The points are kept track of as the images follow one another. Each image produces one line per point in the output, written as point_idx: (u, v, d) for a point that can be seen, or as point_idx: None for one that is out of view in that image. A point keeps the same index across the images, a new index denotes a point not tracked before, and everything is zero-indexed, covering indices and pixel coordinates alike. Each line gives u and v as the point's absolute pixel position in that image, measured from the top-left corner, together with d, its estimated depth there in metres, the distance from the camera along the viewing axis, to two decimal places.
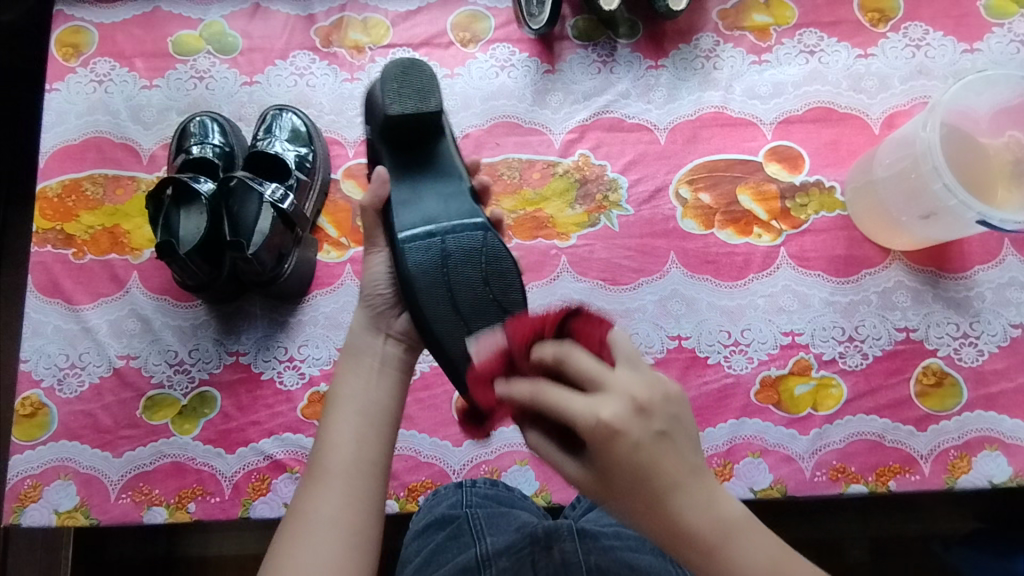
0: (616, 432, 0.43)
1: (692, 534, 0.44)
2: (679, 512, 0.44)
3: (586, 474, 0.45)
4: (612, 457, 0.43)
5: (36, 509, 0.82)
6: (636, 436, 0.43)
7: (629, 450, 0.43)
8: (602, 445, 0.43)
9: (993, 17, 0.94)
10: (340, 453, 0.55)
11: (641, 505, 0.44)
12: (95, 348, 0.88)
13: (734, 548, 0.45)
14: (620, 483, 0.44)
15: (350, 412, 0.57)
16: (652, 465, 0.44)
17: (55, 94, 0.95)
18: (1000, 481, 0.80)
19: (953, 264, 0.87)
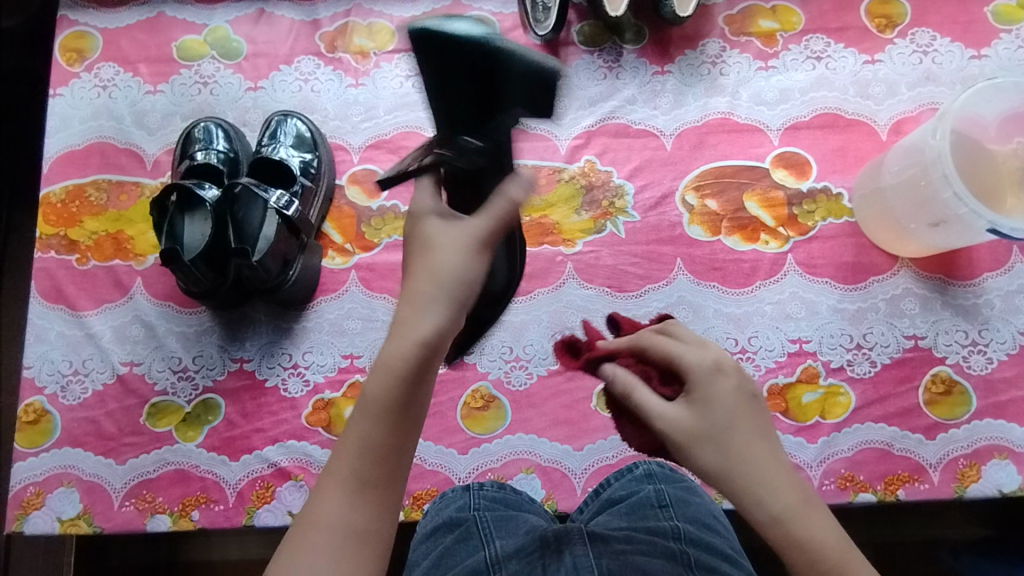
0: (717, 368, 0.54)
1: (766, 494, 0.49)
2: (759, 466, 0.51)
3: (687, 410, 0.53)
4: (712, 391, 0.53)
5: (39, 516, 0.82)
6: (732, 382, 0.54)
7: (727, 389, 0.53)
8: (704, 379, 0.54)
9: (1000, 23, 0.93)
10: (363, 462, 0.47)
11: (734, 442, 0.51)
12: (98, 355, 0.87)
13: (816, 517, 0.49)
14: (717, 414, 0.52)
15: (383, 420, 0.48)
16: (742, 413, 0.53)
17: (59, 99, 0.95)
18: (1010, 490, 0.79)
19: (962, 271, 0.86)
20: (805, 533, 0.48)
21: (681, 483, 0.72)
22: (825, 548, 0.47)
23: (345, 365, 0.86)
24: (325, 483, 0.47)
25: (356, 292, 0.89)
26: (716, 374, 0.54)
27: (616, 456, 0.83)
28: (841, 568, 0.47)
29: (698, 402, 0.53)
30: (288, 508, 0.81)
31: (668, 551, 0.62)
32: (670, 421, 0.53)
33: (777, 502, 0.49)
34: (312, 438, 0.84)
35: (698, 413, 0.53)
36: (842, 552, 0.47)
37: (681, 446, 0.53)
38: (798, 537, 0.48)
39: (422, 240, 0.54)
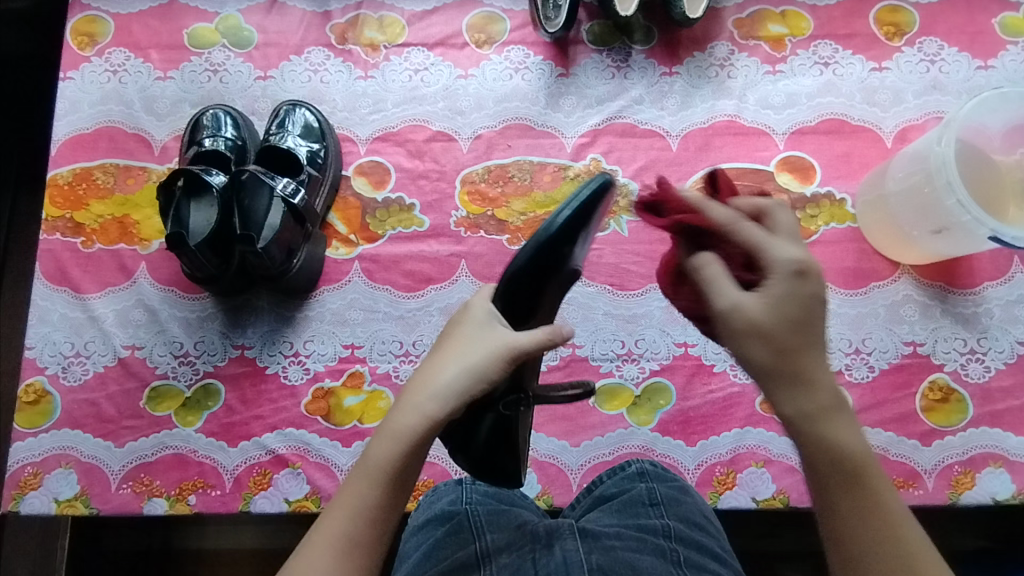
0: (801, 272, 0.53)
1: (836, 422, 0.52)
2: (820, 387, 0.53)
3: (761, 304, 0.53)
4: (796, 292, 0.53)
5: (36, 496, 0.82)
6: (813, 287, 0.53)
7: (792, 290, 0.53)
8: (788, 279, 0.53)
9: (1007, 35, 0.94)
10: (356, 521, 0.52)
11: (794, 342, 0.53)
12: (100, 338, 0.87)
13: (837, 425, 0.52)
14: (794, 314, 0.53)
15: (376, 483, 0.52)
16: (817, 326, 0.53)
17: (69, 82, 0.95)
18: (1003, 498, 0.79)
19: (963, 279, 0.87)
20: (830, 435, 0.52)
21: (673, 482, 0.73)
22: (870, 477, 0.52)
23: (346, 355, 0.87)
24: (320, 537, 0.51)
25: (358, 283, 0.89)
26: (798, 282, 0.53)
27: (613, 453, 0.83)
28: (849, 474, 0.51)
29: (772, 304, 0.53)
30: (285, 495, 0.82)
31: (657, 549, 0.62)
32: (744, 313, 0.53)
33: (852, 442, 0.52)
34: (310, 426, 0.84)
35: (762, 308, 0.53)
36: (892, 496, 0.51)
37: (739, 329, 0.53)
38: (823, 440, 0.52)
39: (464, 367, 0.55)
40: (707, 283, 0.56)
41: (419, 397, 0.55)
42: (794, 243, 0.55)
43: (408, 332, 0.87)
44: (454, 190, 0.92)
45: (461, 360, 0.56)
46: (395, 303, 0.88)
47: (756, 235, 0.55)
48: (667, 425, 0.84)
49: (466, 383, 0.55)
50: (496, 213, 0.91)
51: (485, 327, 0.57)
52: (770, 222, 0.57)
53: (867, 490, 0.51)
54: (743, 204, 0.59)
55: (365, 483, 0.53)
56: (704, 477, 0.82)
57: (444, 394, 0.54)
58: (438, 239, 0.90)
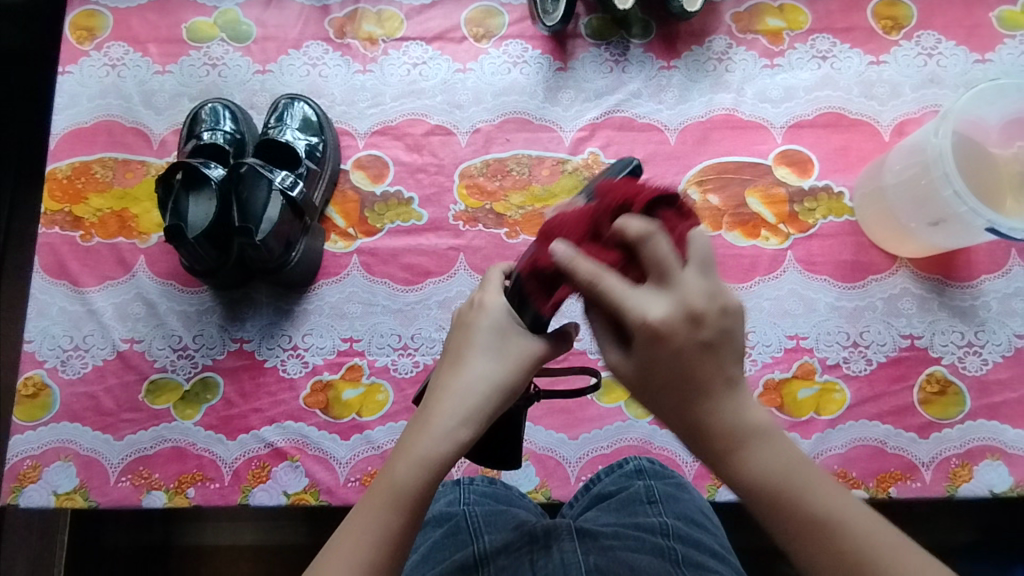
0: (658, 335, 0.46)
1: (745, 456, 0.48)
2: (715, 425, 0.48)
3: (631, 364, 0.49)
4: (653, 356, 0.47)
5: (35, 489, 0.82)
6: (675, 343, 0.46)
7: (670, 352, 0.47)
8: (648, 343, 0.47)
9: (1005, 28, 0.94)
10: (379, 553, 0.48)
11: (670, 399, 0.48)
12: (99, 331, 0.88)
13: (748, 453, 0.48)
14: (659, 375, 0.47)
15: (400, 513, 0.49)
16: (693, 369, 0.47)
17: (68, 76, 0.95)
18: (1001, 491, 0.80)
19: (960, 272, 0.87)
20: (734, 472, 0.48)
21: (670, 479, 0.73)
22: (798, 498, 0.47)
23: (344, 348, 0.87)
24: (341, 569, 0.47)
25: (357, 276, 0.89)
26: (688, 327, 0.47)
27: (611, 446, 0.83)
28: (769, 498, 0.47)
29: (638, 360, 0.48)
30: (284, 488, 0.82)
31: (655, 547, 0.62)
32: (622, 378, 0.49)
33: (762, 472, 0.47)
34: (309, 419, 0.84)
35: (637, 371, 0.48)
36: (828, 500, 0.47)
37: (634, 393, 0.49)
38: (736, 481, 0.48)
39: (491, 391, 0.53)
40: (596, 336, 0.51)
41: (446, 419, 0.51)
42: (659, 292, 0.47)
43: (407, 325, 0.87)
44: (453, 184, 0.92)
45: (487, 381, 0.53)
46: (393, 296, 0.88)
47: (617, 290, 0.47)
48: None
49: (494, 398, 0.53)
50: (494, 207, 0.91)
51: (504, 335, 0.54)
52: (645, 259, 0.47)
53: (786, 512, 0.47)
54: (616, 232, 0.48)
55: (386, 515, 0.49)
56: (702, 470, 0.83)
57: (472, 414, 0.52)
58: (437, 233, 0.90)
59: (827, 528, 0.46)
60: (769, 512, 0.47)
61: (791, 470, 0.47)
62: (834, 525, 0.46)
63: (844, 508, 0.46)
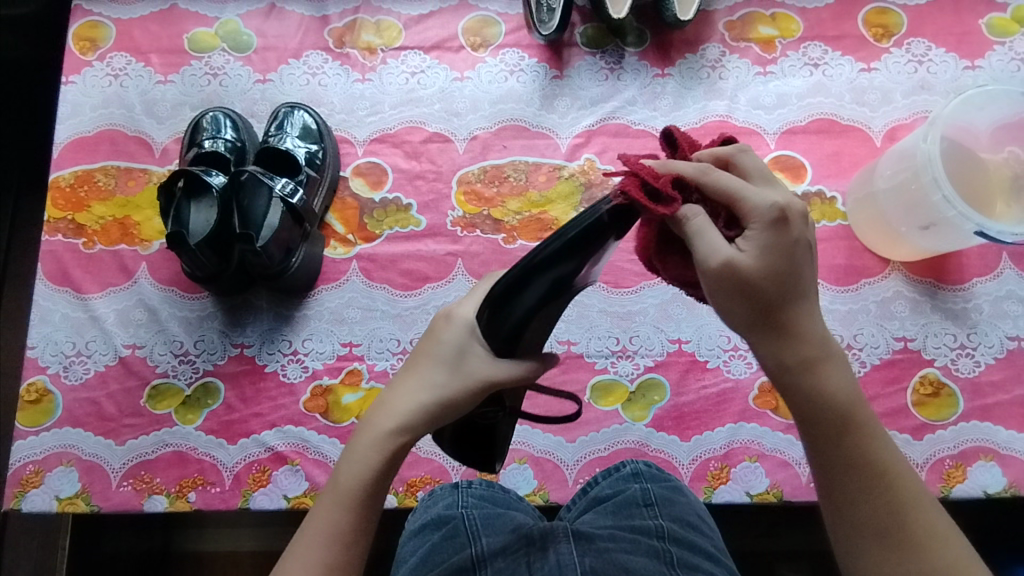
0: (783, 218, 0.51)
1: (824, 375, 0.53)
2: (808, 340, 0.53)
3: (750, 254, 0.51)
4: (777, 241, 0.51)
5: (37, 494, 0.83)
6: (796, 233, 0.51)
7: (789, 243, 0.51)
8: (769, 228, 0.51)
9: (994, 35, 0.96)
10: (327, 545, 0.53)
11: (780, 295, 0.51)
12: (101, 337, 0.88)
13: (827, 369, 0.53)
14: (779, 265, 0.51)
15: (345, 508, 0.54)
16: (802, 274, 0.52)
17: (72, 86, 0.97)
18: (994, 491, 0.80)
19: (952, 275, 0.88)
20: (817, 382, 0.53)
21: (667, 481, 0.73)
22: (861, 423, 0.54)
23: (344, 353, 0.88)
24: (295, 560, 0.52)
25: (356, 282, 0.90)
26: (802, 224, 0.52)
27: (608, 449, 0.84)
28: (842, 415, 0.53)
29: (760, 250, 0.51)
30: (284, 492, 0.83)
31: (650, 549, 0.63)
32: (740, 270, 0.50)
33: (838, 390, 0.53)
34: (309, 423, 0.85)
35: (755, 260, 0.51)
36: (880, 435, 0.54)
37: (744, 286, 0.51)
38: (813, 391, 0.53)
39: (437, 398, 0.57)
40: (694, 236, 0.51)
41: (388, 422, 0.56)
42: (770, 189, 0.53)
43: (406, 329, 0.88)
44: (451, 191, 0.93)
45: (436, 389, 0.57)
46: (392, 301, 0.89)
47: (737, 183, 0.52)
48: (661, 421, 0.85)
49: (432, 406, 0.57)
50: (492, 213, 0.92)
51: (459, 352, 0.58)
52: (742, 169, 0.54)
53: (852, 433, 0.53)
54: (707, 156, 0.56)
55: (333, 510, 0.54)
56: (698, 472, 0.83)
57: (409, 418, 0.56)
58: (435, 239, 0.92)
59: (884, 473, 0.53)
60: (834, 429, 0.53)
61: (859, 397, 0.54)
62: (891, 471, 0.53)
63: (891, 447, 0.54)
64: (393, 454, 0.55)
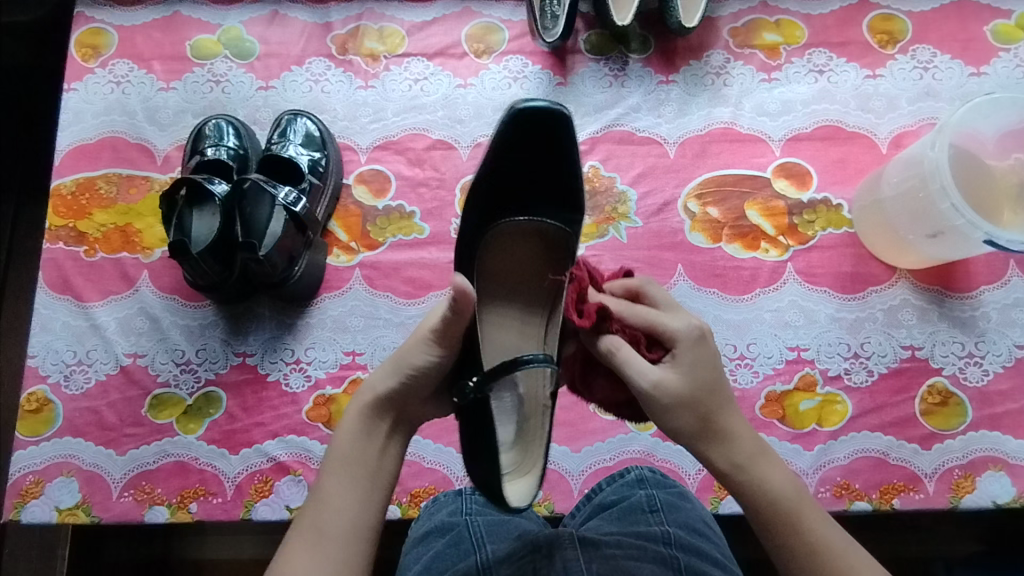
0: (702, 334, 0.60)
1: (763, 473, 0.59)
2: (741, 442, 0.59)
3: (676, 374, 0.58)
4: (698, 358, 0.59)
5: (37, 505, 0.82)
6: (714, 348, 0.61)
7: (706, 358, 0.60)
8: (691, 347, 0.59)
9: (999, 42, 0.95)
10: (320, 512, 0.57)
11: (711, 404, 0.59)
12: (102, 346, 0.88)
13: (768, 470, 0.59)
14: (702, 378, 0.59)
15: (331, 474, 0.59)
16: (723, 382, 0.60)
17: (73, 94, 0.96)
18: (1004, 502, 0.80)
19: (959, 283, 0.87)
20: (763, 478, 0.58)
21: (672, 488, 0.73)
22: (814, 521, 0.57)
23: (347, 362, 0.87)
24: (297, 531, 0.57)
25: (359, 290, 0.90)
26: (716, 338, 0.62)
27: (614, 458, 0.84)
28: (792, 510, 0.58)
29: (685, 367, 0.59)
30: (286, 503, 0.82)
31: (657, 556, 0.62)
32: (666, 386, 0.58)
33: (781, 487, 0.58)
34: (312, 433, 0.84)
35: (680, 378, 0.58)
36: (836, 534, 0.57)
37: (676, 403, 0.58)
38: (757, 486, 0.58)
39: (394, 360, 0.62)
40: (623, 366, 0.58)
41: (360, 393, 0.63)
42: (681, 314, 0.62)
43: (409, 338, 0.88)
44: (455, 198, 0.93)
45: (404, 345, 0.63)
46: (396, 310, 0.89)
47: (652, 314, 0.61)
48: (667, 431, 0.84)
49: (399, 370, 0.61)
50: None
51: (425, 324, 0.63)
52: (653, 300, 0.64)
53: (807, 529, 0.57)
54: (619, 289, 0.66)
55: (325, 479, 0.59)
56: (705, 483, 0.83)
57: (374, 383, 0.62)
58: (439, 247, 0.91)
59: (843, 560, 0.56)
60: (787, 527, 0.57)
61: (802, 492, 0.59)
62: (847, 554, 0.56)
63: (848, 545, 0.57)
64: (365, 417, 0.61)
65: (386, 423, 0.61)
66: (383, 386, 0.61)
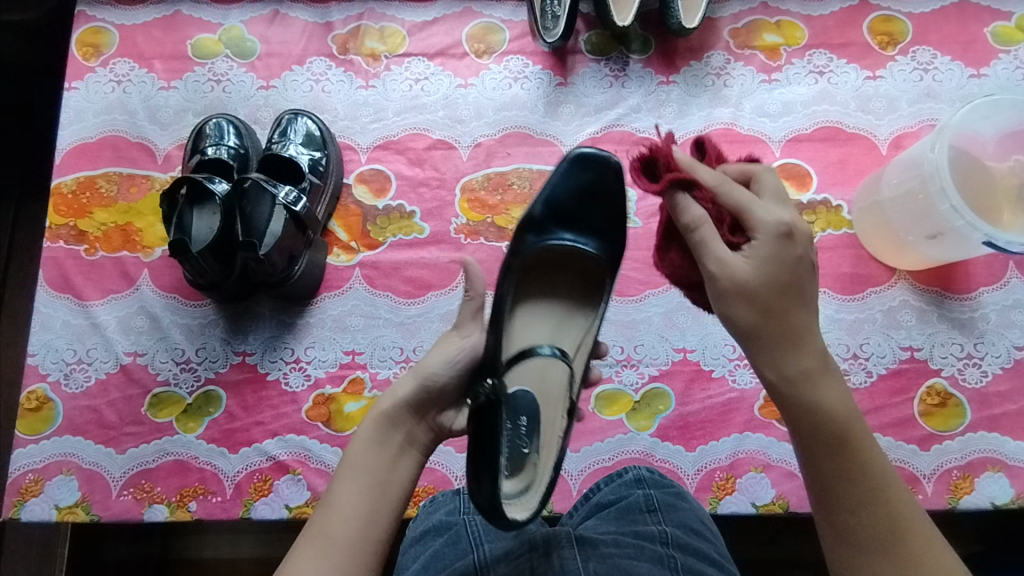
0: (790, 232, 0.57)
1: (821, 386, 0.56)
2: (808, 349, 0.57)
3: (750, 264, 0.56)
4: (778, 255, 0.56)
5: (36, 503, 0.82)
6: (800, 249, 0.57)
7: (789, 257, 0.56)
8: (773, 242, 0.56)
9: (1000, 44, 0.95)
10: (329, 518, 0.57)
11: (779, 305, 0.56)
12: (102, 345, 0.88)
13: (822, 385, 0.57)
14: (777, 276, 0.56)
15: (342, 482, 0.60)
16: (803, 283, 0.57)
17: (74, 92, 0.96)
18: (1002, 503, 0.80)
19: (958, 284, 0.87)
20: (814, 393, 0.56)
21: (670, 488, 0.73)
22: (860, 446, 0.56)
23: (347, 361, 0.87)
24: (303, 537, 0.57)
25: (359, 289, 0.90)
26: (806, 242, 0.58)
27: (613, 459, 0.84)
28: (838, 429, 0.56)
29: (760, 262, 0.56)
30: (285, 501, 0.82)
31: (654, 555, 0.62)
32: (736, 272, 0.56)
33: (831, 405, 0.56)
34: (311, 432, 0.84)
35: (752, 271, 0.56)
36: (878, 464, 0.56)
37: (738, 290, 0.56)
38: (802, 401, 0.56)
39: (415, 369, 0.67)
40: (701, 243, 0.57)
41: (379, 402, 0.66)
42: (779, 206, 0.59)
43: (409, 338, 0.88)
44: (455, 198, 0.93)
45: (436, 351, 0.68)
46: (395, 309, 0.89)
47: (745, 197, 0.58)
48: (666, 431, 0.84)
49: (417, 377, 0.66)
50: (496, 221, 0.92)
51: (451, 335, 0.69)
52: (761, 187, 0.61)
53: (849, 452, 0.56)
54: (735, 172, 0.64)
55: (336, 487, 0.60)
56: (703, 483, 0.83)
57: (395, 392, 0.66)
58: (438, 246, 0.91)
59: (881, 485, 0.55)
60: (830, 443, 0.56)
61: (852, 411, 0.57)
62: (888, 482, 0.55)
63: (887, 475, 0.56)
64: (381, 425, 0.64)
65: (401, 433, 0.64)
66: (405, 390, 0.65)
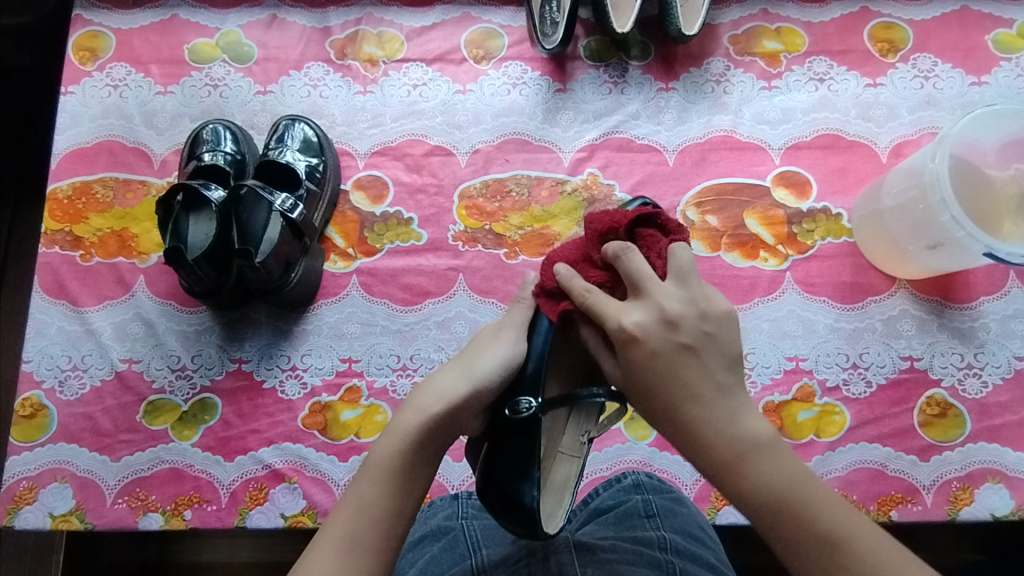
0: (633, 337, 0.55)
1: (747, 472, 0.50)
2: (712, 437, 0.51)
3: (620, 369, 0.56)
4: (632, 357, 0.55)
5: (30, 511, 0.82)
6: (653, 343, 0.54)
7: (648, 354, 0.54)
8: (637, 342, 0.54)
9: (1001, 51, 0.95)
10: (355, 518, 0.52)
11: (660, 406, 0.53)
12: (97, 351, 0.87)
13: (749, 464, 0.50)
14: (641, 378, 0.54)
15: (373, 481, 0.54)
16: (677, 373, 0.53)
17: (70, 97, 0.96)
18: (1002, 514, 0.79)
19: (958, 294, 0.87)
20: (741, 482, 0.50)
21: (669, 493, 0.72)
22: (807, 513, 0.48)
23: (343, 369, 0.87)
24: (320, 537, 0.51)
25: (356, 296, 0.89)
26: (665, 330, 0.54)
27: (610, 468, 0.83)
28: (780, 504, 0.49)
29: (627, 367, 0.55)
30: (281, 510, 0.81)
31: (653, 561, 0.62)
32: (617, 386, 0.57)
33: (765, 483, 0.49)
34: (307, 440, 0.84)
35: (630, 377, 0.55)
36: (835, 517, 0.48)
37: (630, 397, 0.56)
38: (735, 493, 0.50)
39: (470, 368, 0.62)
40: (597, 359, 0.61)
41: (424, 398, 0.60)
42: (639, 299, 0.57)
43: (406, 345, 0.87)
44: (453, 205, 0.92)
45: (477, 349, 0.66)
46: (392, 316, 0.88)
47: (602, 305, 0.58)
48: (663, 441, 0.84)
49: (470, 381, 0.61)
50: (493, 227, 0.91)
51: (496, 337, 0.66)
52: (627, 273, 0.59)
53: (793, 521, 0.48)
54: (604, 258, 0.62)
55: (363, 485, 0.54)
56: (701, 493, 0.82)
57: (443, 393, 0.60)
58: (436, 253, 0.90)
59: (836, 544, 0.47)
60: (774, 525, 0.49)
61: (784, 476, 0.50)
62: (844, 537, 0.47)
63: (849, 525, 0.48)
64: (423, 428, 0.57)
65: (441, 440, 0.58)
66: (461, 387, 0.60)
